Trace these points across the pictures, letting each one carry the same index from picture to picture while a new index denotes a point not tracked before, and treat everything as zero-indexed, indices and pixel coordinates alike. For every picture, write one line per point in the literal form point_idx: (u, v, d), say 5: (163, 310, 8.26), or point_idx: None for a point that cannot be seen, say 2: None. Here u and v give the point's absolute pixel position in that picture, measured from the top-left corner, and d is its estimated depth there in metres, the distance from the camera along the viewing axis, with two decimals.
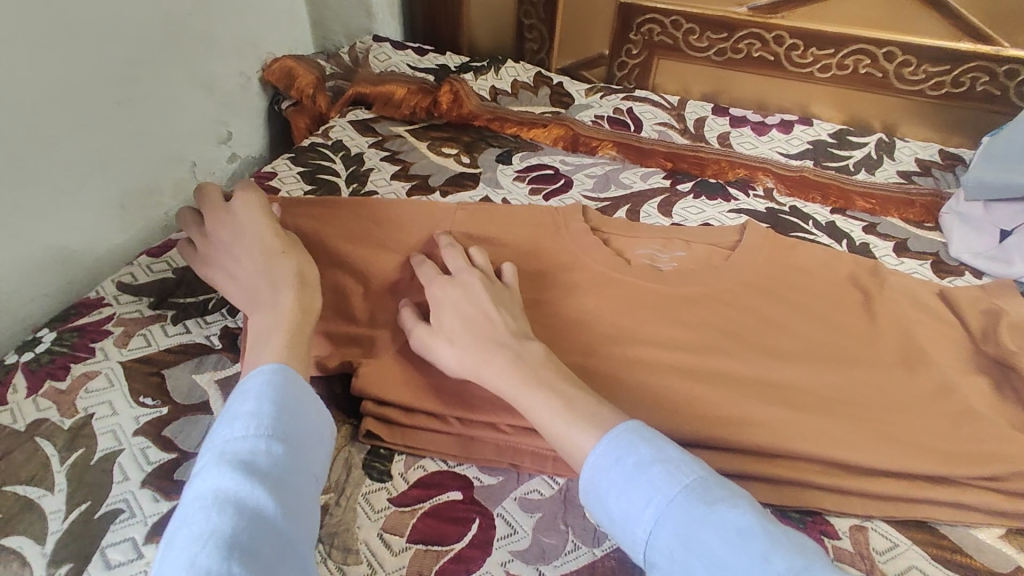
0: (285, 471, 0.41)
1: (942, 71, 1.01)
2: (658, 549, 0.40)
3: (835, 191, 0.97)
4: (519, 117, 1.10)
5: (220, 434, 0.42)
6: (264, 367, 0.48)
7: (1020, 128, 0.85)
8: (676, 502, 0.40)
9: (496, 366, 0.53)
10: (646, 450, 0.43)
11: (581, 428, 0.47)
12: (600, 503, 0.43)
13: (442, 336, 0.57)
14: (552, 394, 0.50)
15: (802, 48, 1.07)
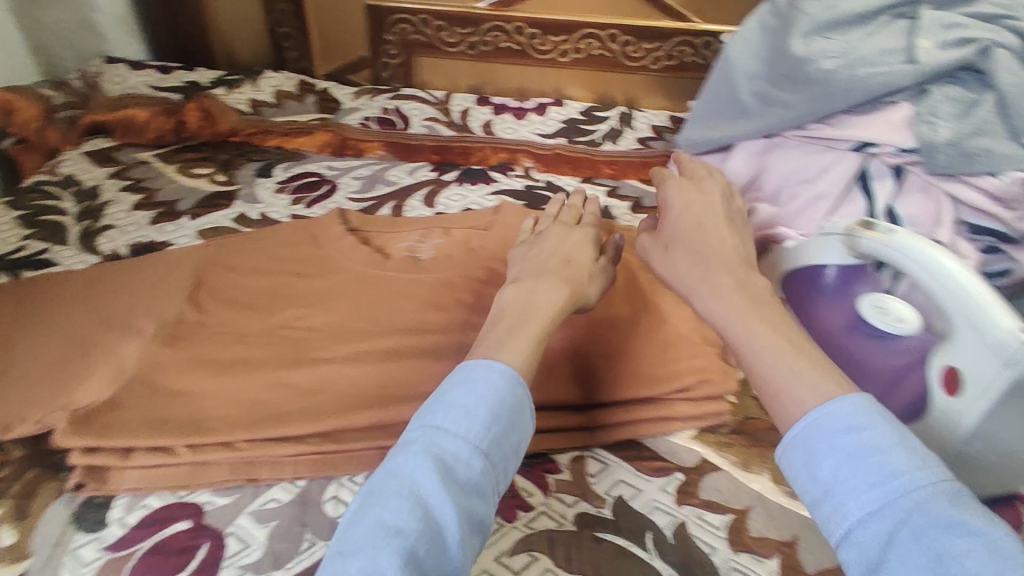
0: (479, 490, 0.44)
1: (656, 47, 1.15)
2: (863, 532, 0.39)
3: (586, 162, 1.07)
4: (284, 128, 1.08)
5: (463, 424, 0.46)
6: (496, 367, 0.49)
7: (709, 88, 0.97)
8: (903, 493, 0.39)
9: (707, 292, 0.55)
10: (887, 431, 0.41)
11: (817, 374, 0.45)
12: (808, 467, 0.42)
13: (683, 286, 0.58)
14: (777, 330, 0.49)
15: (541, 36, 1.16)
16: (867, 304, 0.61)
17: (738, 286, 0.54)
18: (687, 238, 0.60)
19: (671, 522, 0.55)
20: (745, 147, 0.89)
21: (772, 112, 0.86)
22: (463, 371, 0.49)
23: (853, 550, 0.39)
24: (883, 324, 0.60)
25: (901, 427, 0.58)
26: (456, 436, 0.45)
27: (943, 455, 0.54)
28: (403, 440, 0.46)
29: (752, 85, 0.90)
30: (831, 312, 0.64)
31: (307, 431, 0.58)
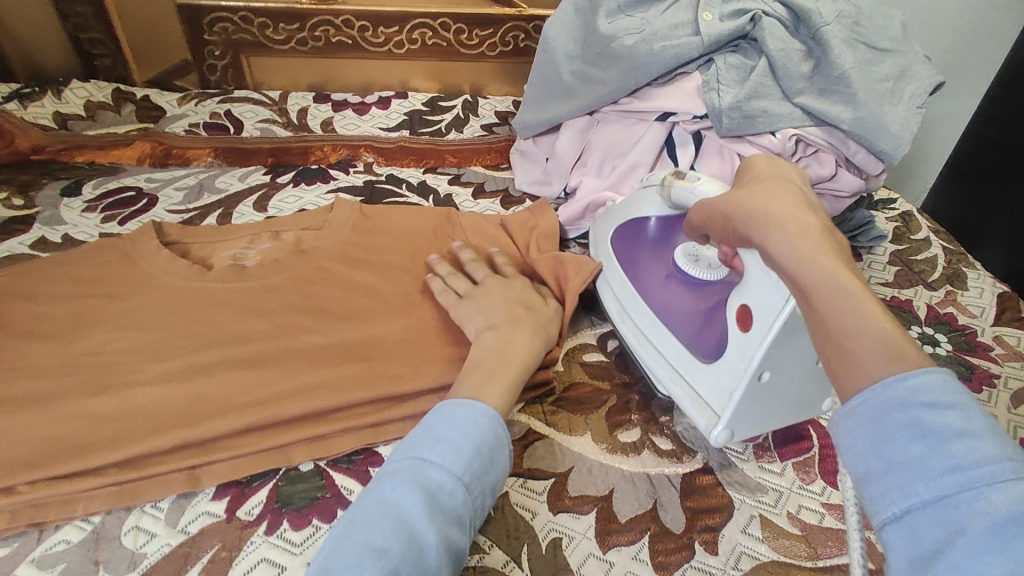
0: (458, 517, 0.46)
1: (490, 34, 1.17)
2: (928, 515, 0.32)
3: (429, 152, 1.07)
4: (98, 142, 1.00)
5: (436, 461, 0.47)
6: (479, 405, 0.52)
7: (536, 71, 1.00)
8: (977, 484, 0.31)
9: (785, 235, 0.47)
10: (980, 416, 0.34)
11: (886, 354, 0.38)
12: (871, 440, 0.36)
13: (756, 225, 0.49)
14: (862, 286, 0.43)
15: (372, 28, 1.14)
16: (682, 253, 0.69)
17: (825, 239, 0.46)
18: (753, 185, 0.54)
19: (495, 494, 0.56)
20: (571, 126, 0.93)
21: (590, 88, 0.91)
22: (453, 413, 0.51)
23: (910, 531, 0.33)
24: (693, 271, 0.67)
25: (702, 373, 0.58)
26: (445, 467, 0.47)
27: (735, 395, 0.54)
28: (390, 470, 0.48)
29: (572, 65, 0.95)
30: (655, 265, 0.70)
31: (103, 461, 0.54)
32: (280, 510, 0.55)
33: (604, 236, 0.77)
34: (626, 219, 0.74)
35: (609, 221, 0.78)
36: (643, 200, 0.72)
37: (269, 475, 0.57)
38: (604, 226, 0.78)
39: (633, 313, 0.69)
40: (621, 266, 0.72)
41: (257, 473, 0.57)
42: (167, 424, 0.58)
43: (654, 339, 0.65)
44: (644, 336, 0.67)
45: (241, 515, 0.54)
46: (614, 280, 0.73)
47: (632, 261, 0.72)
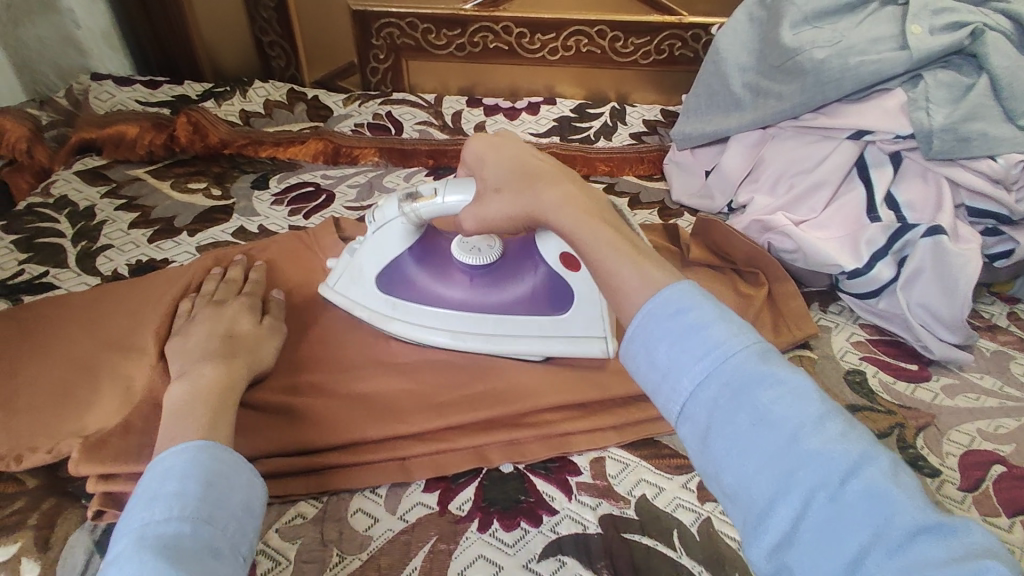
0: (212, 552, 0.40)
1: (646, 42, 1.16)
2: (697, 400, 0.38)
3: (580, 159, 1.06)
4: (275, 137, 1.06)
5: (153, 516, 0.41)
6: (181, 448, 0.45)
7: (700, 81, 0.96)
8: (727, 368, 0.38)
9: (552, 194, 0.56)
10: (711, 305, 0.40)
11: (640, 271, 0.46)
12: (646, 354, 0.41)
13: (528, 205, 0.57)
14: (612, 228, 0.51)
15: (529, 35, 1.16)
16: (461, 253, 0.66)
17: (579, 193, 0.56)
18: (514, 172, 0.59)
19: (697, 518, 0.55)
20: (741, 139, 0.89)
21: (767, 103, 0.86)
22: (158, 463, 0.44)
23: (690, 421, 0.39)
24: (478, 262, 0.66)
25: (565, 321, 0.65)
26: (172, 517, 0.41)
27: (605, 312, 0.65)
28: (110, 558, 0.39)
29: (745, 77, 0.90)
30: (445, 277, 0.67)
31: (324, 445, 0.57)
32: (489, 508, 0.55)
33: (361, 298, 0.68)
34: (376, 266, 0.67)
35: (358, 282, 0.68)
36: (385, 238, 0.67)
37: (474, 473, 0.58)
38: (354, 290, 0.68)
39: (464, 328, 0.66)
40: (418, 306, 0.67)
41: (462, 472, 0.57)
42: (379, 413, 0.60)
43: (507, 330, 0.65)
44: (489, 336, 0.65)
45: (454, 511, 0.55)
46: (416, 316, 0.67)
47: (425, 293, 0.67)
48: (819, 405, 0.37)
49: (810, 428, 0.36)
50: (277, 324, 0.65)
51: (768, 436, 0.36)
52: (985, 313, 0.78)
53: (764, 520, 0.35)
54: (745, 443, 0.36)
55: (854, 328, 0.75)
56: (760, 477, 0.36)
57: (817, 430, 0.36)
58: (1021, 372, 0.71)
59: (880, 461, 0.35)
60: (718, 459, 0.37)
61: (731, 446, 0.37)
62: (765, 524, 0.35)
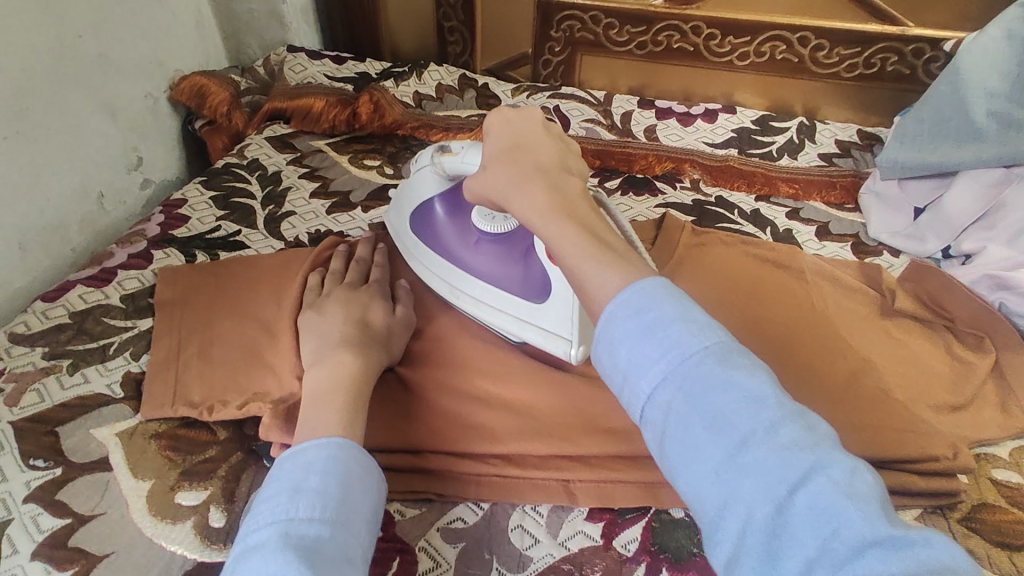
0: (347, 560, 0.40)
1: (854, 53, 1.03)
2: (661, 405, 0.37)
3: (760, 177, 0.97)
4: (444, 123, 1.07)
5: (290, 511, 0.41)
6: (324, 441, 0.46)
7: (927, 103, 0.83)
8: (690, 372, 0.36)
9: (525, 186, 0.51)
10: (673, 304, 0.39)
11: (616, 265, 0.43)
12: (608, 354, 0.39)
13: (503, 189, 0.54)
14: (579, 224, 0.47)
15: (720, 37, 1.07)
16: (479, 213, 0.67)
17: (553, 182, 0.51)
18: (506, 152, 0.56)
19: None
20: (972, 177, 0.78)
21: (1020, 137, 0.75)
22: (299, 456, 0.44)
23: (649, 424, 0.38)
24: (489, 227, 0.66)
25: (540, 311, 0.62)
26: (314, 516, 0.41)
27: (576, 317, 0.59)
28: (247, 545, 0.39)
29: (991, 104, 0.78)
30: (457, 230, 0.69)
31: (492, 450, 0.56)
32: (659, 555, 0.51)
33: (399, 228, 0.73)
34: (414, 205, 0.72)
35: (400, 214, 0.74)
36: (423, 182, 0.71)
37: (642, 512, 0.54)
38: (395, 226, 0.74)
39: (459, 286, 0.66)
40: (429, 249, 0.69)
41: (630, 508, 0.53)
42: (546, 427, 0.57)
43: (491, 300, 0.64)
44: (477, 301, 0.65)
45: (619, 548, 0.51)
46: (428, 262, 0.69)
47: (438, 240, 0.69)
48: (777, 412, 0.35)
49: (774, 441, 0.34)
50: (407, 318, 0.64)
51: (718, 443, 0.35)
52: None
53: (716, 527, 0.34)
54: (699, 449, 0.35)
55: None
56: (713, 485, 0.34)
57: (787, 444, 0.33)
58: None
59: (836, 473, 0.33)
60: (673, 464, 0.36)
61: (687, 453, 0.35)
62: (716, 534, 0.34)
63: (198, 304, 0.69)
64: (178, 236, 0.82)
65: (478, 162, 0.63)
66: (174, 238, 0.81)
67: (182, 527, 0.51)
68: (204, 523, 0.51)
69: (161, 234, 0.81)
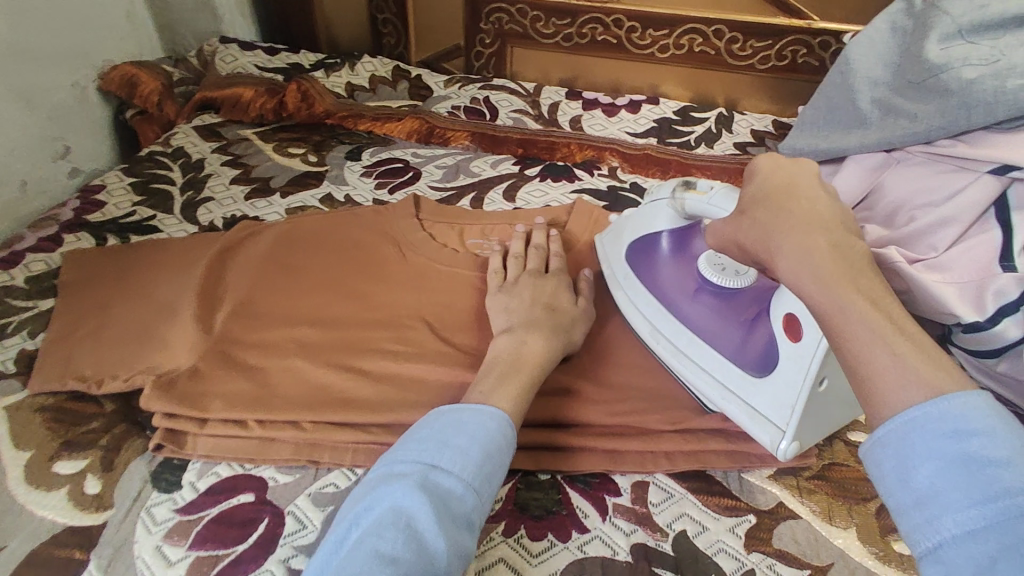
0: (468, 522, 0.45)
1: (767, 46, 1.07)
2: (958, 547, 0.33)
3: (676, 165, 1.02)
4: (375, 112, 1.09)
5: (430, 455, 0.47)
6: (484, 408, 0.51)
7: (823, 92, 0.89)
8: (1009, 516, 0.32)
9: (784, 241, 0.45)
10: (1013, 441, 0.34)
11: (918, 374, 0.37)
12: (898, 468, 0.37)
13: (761, 241, 0.48)
14: (869, 300, 0.40)
15: (640, 30, 1.11)
16: (706, 261, 0.63)
17: (833, 247, 0.43)
18: (763, 201, 0.49)
19: (738, 568, 0.50)
20: (859, 161, 0.81)
21: (897, 124, 0.78)
22: (455, 415, 0.50)
23: (941, 564, 0.34)
24: (717, 280, 0.62)
25: (753, 387, 0.56)
26: (452, 472, 0.46)
27: (799, 406, 0.52)
28: (394, 471, 0.46)
29: (874, 92, 0.82)
30: (677, 275, 0.65)
31: (369, 419, 0.58)
32: (518, 514, 0.53)
33: (613, 258, 0.71)
34: (636, 234, 0.68)
35: (617, 240, 0.71)
36: (653, 214, 0.66)
37: (510, 474, 0.56)
38: (610, 248, 0.72)
39: (664, 330, 0.63)
40: (643, 286, 0.67)
41: None
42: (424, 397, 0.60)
43: (693, 354, 0.60)
44: (679, 351, 0.61)
45: None
46: (638, 303, 0.66)
47: (652, 277, 0.66)
48: None
49: None
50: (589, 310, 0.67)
51: None
52: None
53: None
54: None
55: None
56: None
57: None
58: None
59: None
60: None
61: None
62: None
63: (104, 281, 0.71)
64: (92, 220, 0.83)
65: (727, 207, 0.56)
66: (87, 222, 0.82)
67: (57, 493, 0.53)
68: (78, 491, 0.54)
69: (75, 219, 0.83)
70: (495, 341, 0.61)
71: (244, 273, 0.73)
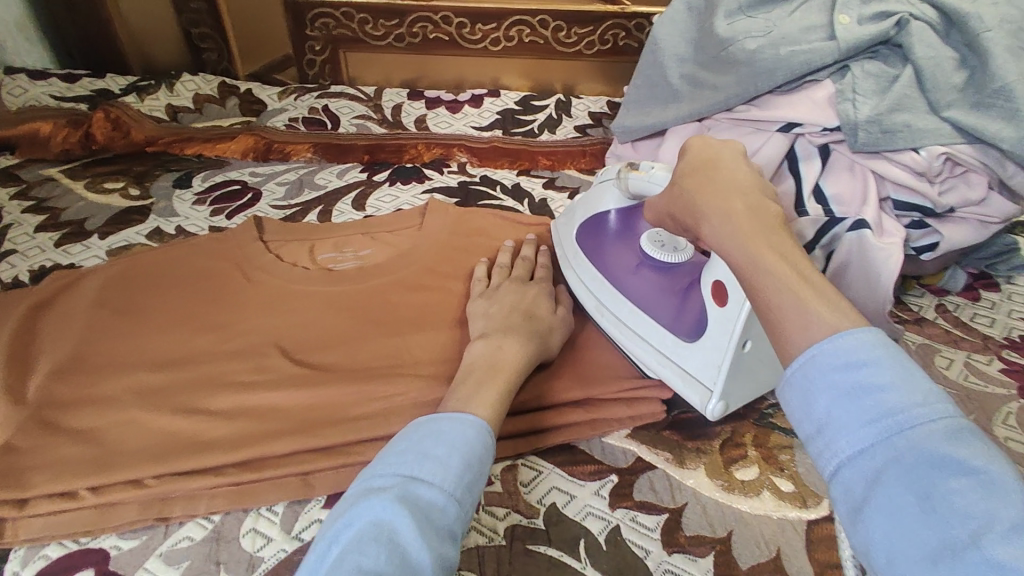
0: (451, 535, 0.42)
1: (589, 32, 1.13)
2: (854, 467, 0.35)
3: (523, 154, 1.05)
4: (206, 134, 1.02)
5: (409, 468, 0.44)
6: (460, 416, 0.49)
7: (639, 73, 0.95)
8: (898, 435, 0.34)
9: (713, 213, 0.50)
10: (893, 364, 0.36)
11: (824, 311, 0.40)
12: (803, 403, 0.38)
13: (690, 211, 0.53)
14: (780, 256, 0.44)
15: (470, 25, 1.13)
16: (648, 241, 0.67)
17: (747, 211, 0.48)
18: (693, 171, 0.55)
19: (605, 526, 0.54)
20: (677, 132, 0.88)
21: (703, 95, 0.85)
22: (429, 426, 0.48)
23: (843, 486, 0.36)
24: (658, 255, 0.66)
25: (688, 350, 0.59)
26: (434, 484, 0.44)
27: (724, 367, 0.56)
28: (372, 487, 0.43)
29: (682, 69, 0.89)
30: (621, 253, 0.68)
31: (223, 460, 0.54)
32: None
33: (564, 238, 0.74)
34: (586, 215, 0.72)
35: (568, 222, 0.74)
36: (600, 195, 0.70)
37: None
38: (564, 232, 0.75)
39: (608, 304, 0.67)
40: (589, 262, 0.70)
41: None
42: (281, 426, 0.57)
43: (635, 325, 0.64)
44: (621, 323, 0.65)
45: None
46: (584, 279, 0.70)
47: (598, 252, 0.69)
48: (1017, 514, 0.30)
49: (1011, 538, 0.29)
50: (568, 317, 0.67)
51: (929, 525, 0.31)
52: (914, 305, 0.79)
53: None
54: (902, 523, 0.32)
55: None
56: (916, 566, 0.31)
57: None
58: (945, 365, 0.70)
59: None
60: (869, 534, 0.33)
61: (884, 522, 0.33)
62: None
63: None
64: None
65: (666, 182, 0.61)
66: None
67: None
68: None
69: None
70: (471, 346, 0.60)
71: (62, 330, 0.66)
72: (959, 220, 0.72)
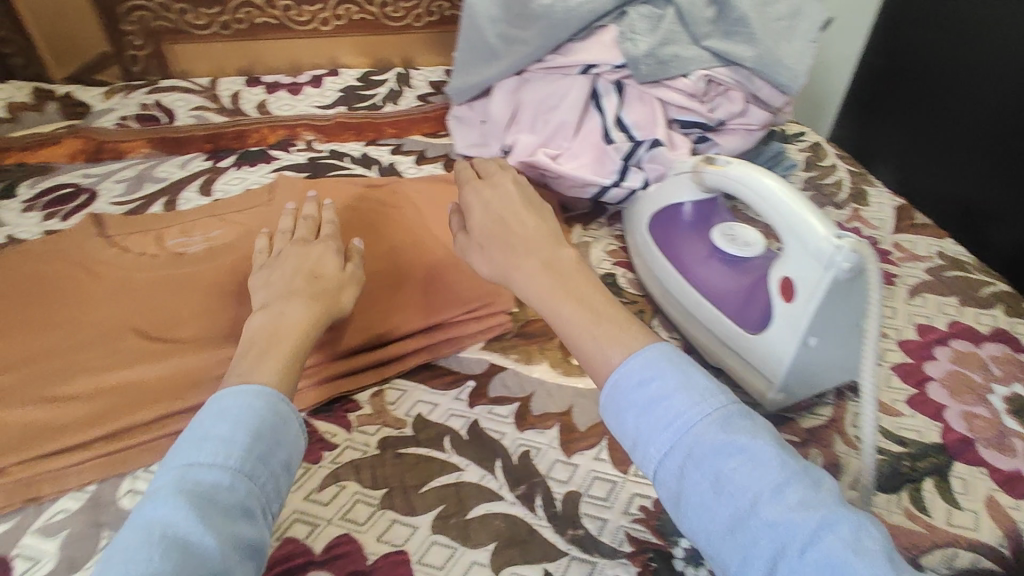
0: (245, 513, 0.41)
1: (414, 5, 1.20)
2: (664, 469, 0.42)
3: (367, 126, 1.09)
4: (23, 141, 0.98)
5: (190, 455, 0.43)
6: (250, 389, 0.47)
7: (461, 35, 1.00)
8: (687, 432, 0.41)
9: (528, 265, 0.54)
10: (672, 376, 0.43)
11: (614, 337, 0.48)
12: (615, 421, 0.44)
13: (494, 270, 0.57)
14: (578, 301, 0.51)
15: (296, 7, 1.15)
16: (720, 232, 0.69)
17: (549, 264, 0.54)
18: (494, 235, 0.58)
19: (466, 422, 0.61)
20: (502, 86, 0.97)
21: (517, 50, 0.94)
22: (218, 402, 0.46)
23: (662, 485, 0.42)
24: (730, 248, 0.68)
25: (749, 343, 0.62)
26: (220, 465, 0.42)
27: (785, 361, 0.58)
28: (157, 483, 0.42)
29: (497, 28, 0.94)
30: (691, 243, 0.71)
31: (89, 436, 0.58)
32: None
33: (636, 225, 0.79)
34: (660, 205, 0.76)
35: (643, 211, 0.79)
36: (675, 187, 0.74)
37: None
38: (634, 221, 0.80)
39: (674, 293, 0.71)
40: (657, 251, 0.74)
41: None
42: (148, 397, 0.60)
43: (701, 315, 0.67)
44: (687, 311, 0.69)
45: None
46: (652, 267, 0.75)
47: (668, 242, 0.73)
48: (787, 489, 0.38)
49: (781, 501, 0.38)
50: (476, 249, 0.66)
51: (728, 505, 0.39)
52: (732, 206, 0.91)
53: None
54: (708, 508, 0.39)
55: (609, 240, 0.87)
56: (725, 540, 0.39)
57: (801, 508, 0.37)
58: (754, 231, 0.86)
59: (839, 528, 0.37)
60: (690, 519, 0.41)
61: (699, 509, 0.40)
62: None
63: None
64: None
65: (745, 185, 0.62)
66: None
67: None
68: None
69: None
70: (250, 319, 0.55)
71: None
72: (731, 130, 0.88)
